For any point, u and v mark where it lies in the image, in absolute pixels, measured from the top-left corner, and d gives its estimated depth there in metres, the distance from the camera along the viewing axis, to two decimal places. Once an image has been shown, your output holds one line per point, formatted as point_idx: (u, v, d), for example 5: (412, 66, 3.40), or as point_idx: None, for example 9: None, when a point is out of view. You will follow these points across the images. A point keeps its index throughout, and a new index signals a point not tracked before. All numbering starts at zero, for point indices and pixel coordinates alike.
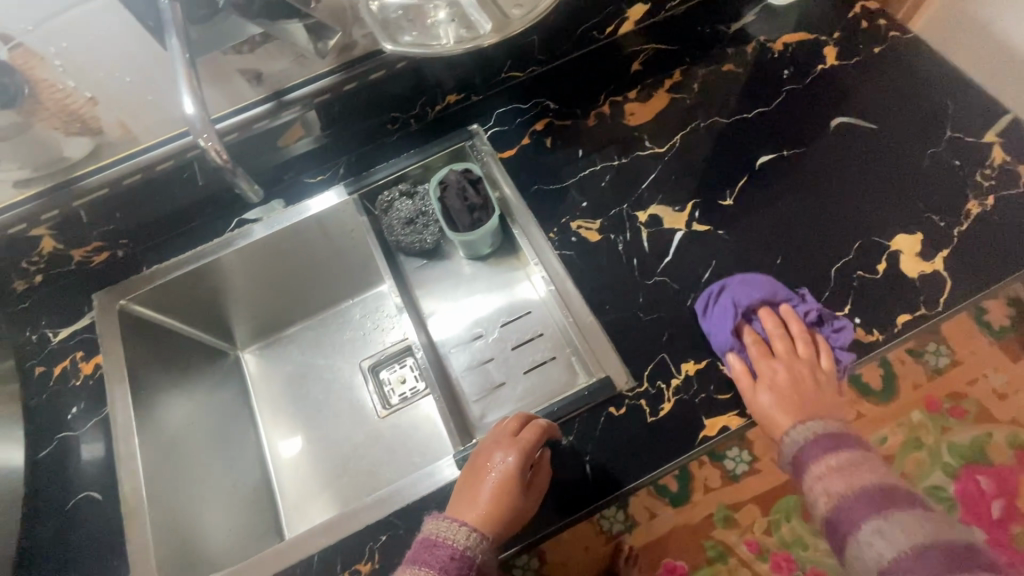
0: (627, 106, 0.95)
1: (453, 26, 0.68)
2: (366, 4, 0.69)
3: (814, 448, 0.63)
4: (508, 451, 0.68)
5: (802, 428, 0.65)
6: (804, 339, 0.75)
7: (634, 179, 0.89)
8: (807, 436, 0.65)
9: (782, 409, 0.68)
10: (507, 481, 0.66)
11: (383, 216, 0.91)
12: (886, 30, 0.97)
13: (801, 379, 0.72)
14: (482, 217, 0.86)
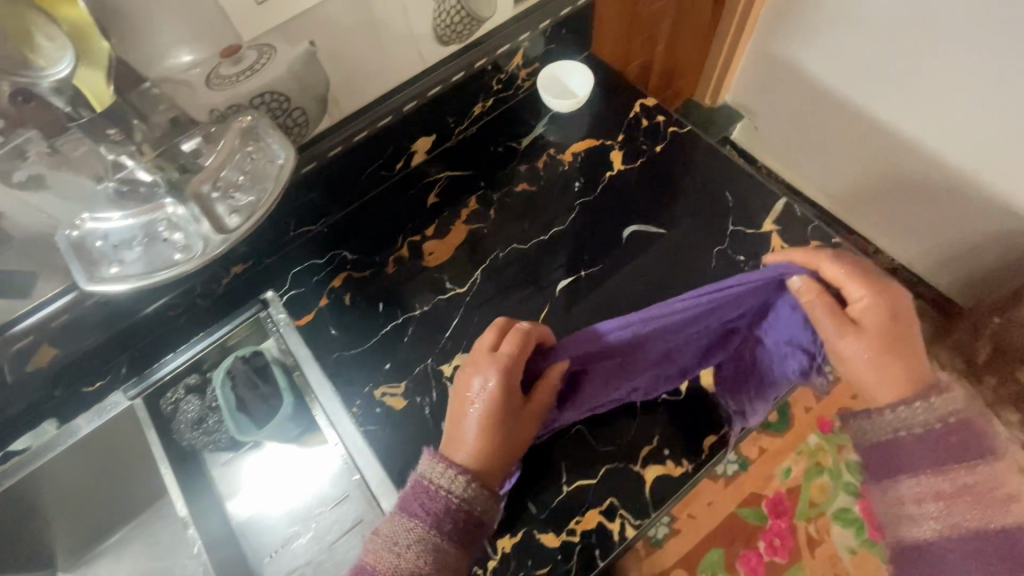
0: (425, 246, 0.92)
1: (165, 246, 0.62)
2: (64, 235, 0.63)
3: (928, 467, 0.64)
4: (487, 371, 0.65)
5: (904, 410, 0.64)
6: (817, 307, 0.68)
7: (438, 326, 0.85)
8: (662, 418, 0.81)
9: (870, 358, 0.64)
10: (494, 406, 0.65)
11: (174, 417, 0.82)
12: (667, 126, 0.99)
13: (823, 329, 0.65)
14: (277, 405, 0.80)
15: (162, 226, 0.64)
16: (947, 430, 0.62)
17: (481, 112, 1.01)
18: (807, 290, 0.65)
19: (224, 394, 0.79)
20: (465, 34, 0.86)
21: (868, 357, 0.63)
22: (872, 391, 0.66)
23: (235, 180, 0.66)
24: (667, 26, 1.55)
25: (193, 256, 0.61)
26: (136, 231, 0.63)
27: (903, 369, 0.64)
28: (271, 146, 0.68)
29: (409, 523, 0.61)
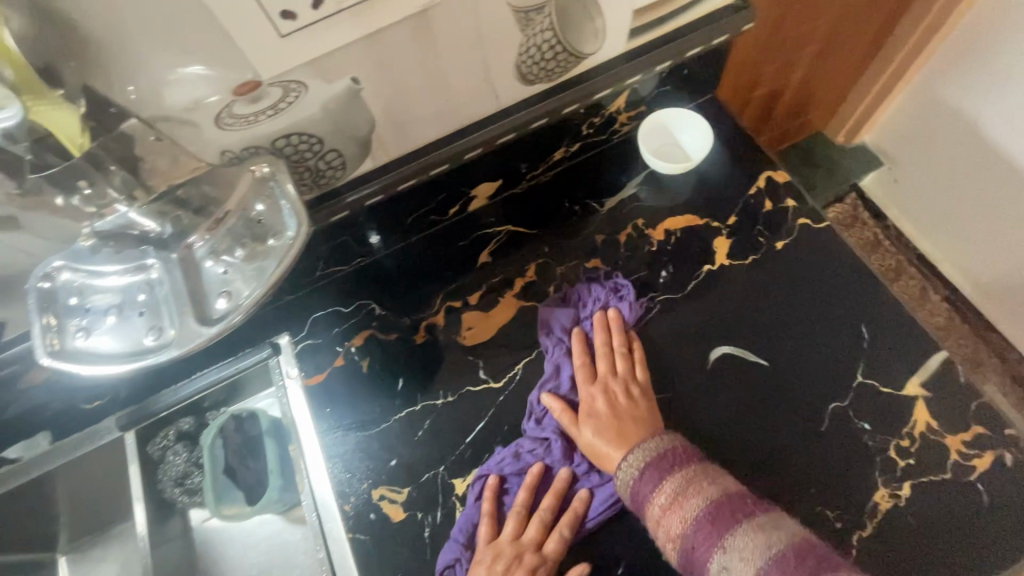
0: (464, 316, 0.77)
1: (139, 322, 0.51)
2: (31, 283, 0.52)
3: (646, 480, 0.59)
4: (507, 550, 0.63)
5: (636, 458, 0.61)
6: (622, 353, 0.71)
7: (460, 428, 0.71)
8: (637, 464, 0.60)
9: (609, 440, 0.65)
10: None
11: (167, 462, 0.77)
12: (795, 215, 0.77)
13: (618, 401, 0.67)
14: (262, 484, 0.73)
15: (142, 297, 0.52)
16: (657, 464, 0.59)
17: (562, 157, 0.83)
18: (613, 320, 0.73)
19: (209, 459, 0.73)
20: (556, 72, 0.67)
21: (596, 439, 0.65)
22: (609, 459, 0.64)
23: (234, 248, 0.53)
24: (823, 46, 1.13)
25: (162, 347, 0.49)
26: (114, 295, 0.53)
27: (620, 427, 0.65)
28: (283, 211, 0.54)
29: None
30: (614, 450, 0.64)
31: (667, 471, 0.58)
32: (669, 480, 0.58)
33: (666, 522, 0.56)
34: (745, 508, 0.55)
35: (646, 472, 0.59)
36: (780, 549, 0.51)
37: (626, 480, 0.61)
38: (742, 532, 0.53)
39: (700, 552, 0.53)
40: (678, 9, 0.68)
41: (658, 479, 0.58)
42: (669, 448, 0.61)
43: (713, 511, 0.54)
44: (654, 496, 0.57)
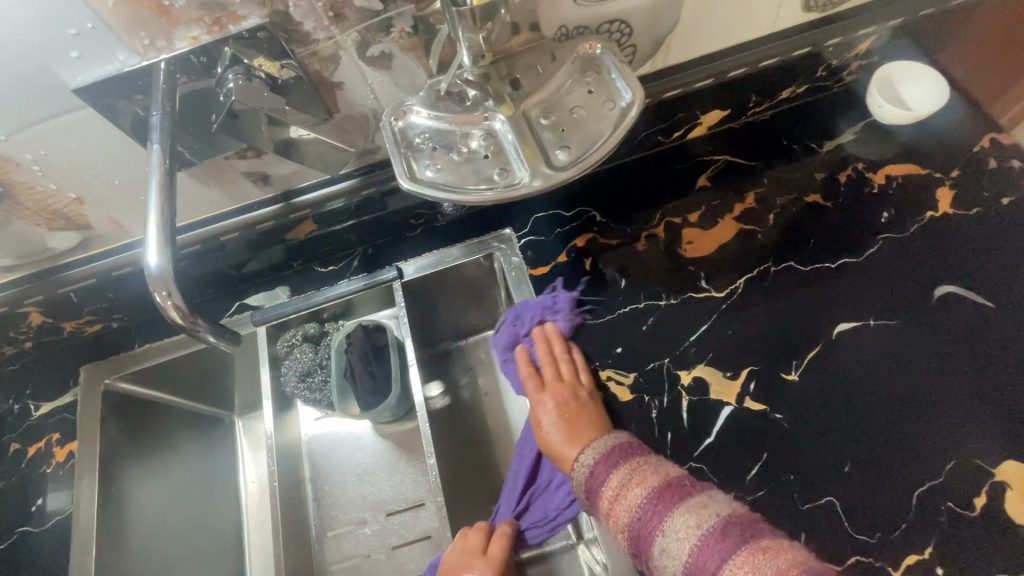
0: (682, 231, 0.82)
1: (485, 163, 0.57)
2: (390, 120, 0.59)
3: (599, 470, 0.60)
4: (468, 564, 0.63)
5: (586, 457, 0.63)
6: (567, 359, 0.75)
7: (684, 327, 0.76)
8: (589, 459, 0.62)
9: (564, 443, 0.67)
10: None
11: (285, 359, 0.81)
12: (1021, 175, 0.79)
13: (568, 408, 0.70)
14: (379, 394, 0.76)
15: (483, 143, 0.58)
16: (607, 456, 0.61)
17: (786, 98, 0.86)
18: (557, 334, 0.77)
19: (337, 361, 0.78)
20: (832, 3, 0.71)
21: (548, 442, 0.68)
22: (564, 460, 0.66)
23: (570, 111, 0.59)
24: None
25: (514, 183, 0.55)
26: (457, 139, 0.59)
27: (568, 428, 0.68)
28: (614, 83, 0.59)
29: None
30: (568, 444, 0.67)
31: (616, 462, 0.60)
32: (616, 469, 0.59)
33: (618, 509, 0.56)
34: (681, 490, 0.55)
35: (599, 467, 0.60)
36: (707, 526, 0.51)
37: (581, 477, 0.62)
38: (677, 515, 0.52)
39: (647, 536, 0.53)
40: None
41: (610, 466, 0.60)
42: (618, 443, 0.62)
43: (653, 493, 0.55)
44: (606, 486, 0.58)
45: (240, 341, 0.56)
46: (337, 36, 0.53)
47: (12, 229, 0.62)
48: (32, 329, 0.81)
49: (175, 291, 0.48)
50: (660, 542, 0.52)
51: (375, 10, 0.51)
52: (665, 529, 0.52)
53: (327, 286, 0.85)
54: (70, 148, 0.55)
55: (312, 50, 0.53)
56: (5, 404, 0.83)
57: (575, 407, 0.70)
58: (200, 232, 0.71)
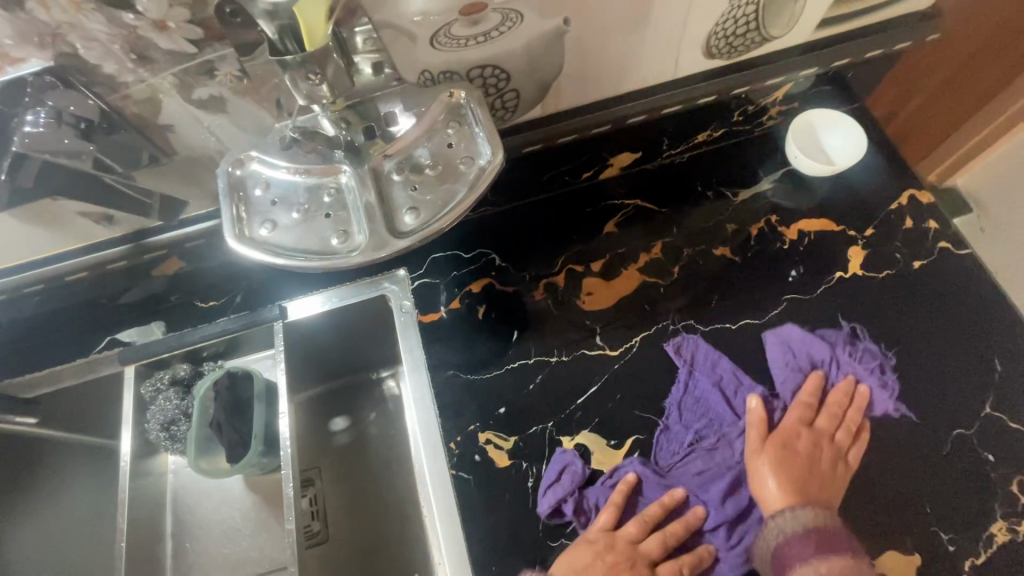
0: (584, 281, 0.77)
1: (326, 222, 0.52)
2: (226, 169, 0.53)
3: (803, 542, 0.59)
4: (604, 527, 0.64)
5: (788, 515, 0.61)
6: (831, 408, 0.68)
7: (573, 387, 0.71)
8: (796, 525, 0.60)
9: (778, 488, 0.64)
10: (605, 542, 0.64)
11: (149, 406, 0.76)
12: (938, 237, 0.76)
13: (817, 461, 0.65)
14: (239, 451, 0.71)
15: (328, 199, 0.53)
16: (809, 533, 0.59)
17: (702, 141, 0.82)
18: (840, 391, 0.70)
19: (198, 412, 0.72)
20: (738, 50, 0.66)
21: (777, 494, 0.63)
22: (765, 503, 0.64)
23: (425, 166, 0.53)
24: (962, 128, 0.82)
25: (351, 249, 0.50)
26: (299, 192, 0.53)
27: (792, 476, 0.64)
28: (476, 137, 0.54)
29: None
30: (780, 493, 0.63)
31: (825, 546, 0.58)
32: (827, 558, 0.58)
33: None
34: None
35: (800, 539, 0.59)
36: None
37: (780, 528, 0.61)
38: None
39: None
40: (871, 6, 0.66)
41: (814, 547, 0.58)
42: (828, 524, 0.60)
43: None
44: (807, 564, 0.58)
45: None
46: (148, 79, 0.47)
47: None
48: None
49: None
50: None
51: (187, 53, 0.46)
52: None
53: (204, 323, 0.80)
54: None
55: (124, 93, 0.48)
56: None
57: (799, 451, 0.66)
58: (42, 272, 0.64)
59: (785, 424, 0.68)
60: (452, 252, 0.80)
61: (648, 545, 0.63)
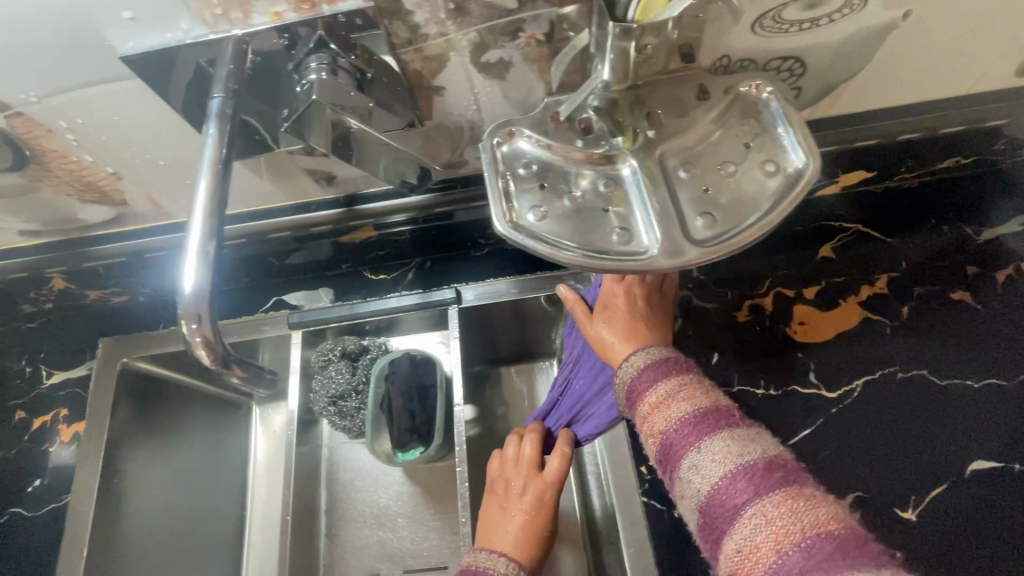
0: (796, 308, 0.69)
1: (603, 216, 0.46)
2: (492, 144, 0.48)
3: (642, 376, 0.50)
4: (500, 479, 0.62)
5: (640, 358, 0.52)
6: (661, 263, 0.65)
7: (783, 426, 0.64)
8: (641, 363, 0.51)
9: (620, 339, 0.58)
10: (501, 477, 0.62)
11: (317, 375, 0.73)
12: None
13: (639, 305, 0.61)
14: (418, 437, 0.68)
15: (604, 188, 0.47)
16: (660, 361, 0.50)
17: (945, 167, 0.67)
18: None
19: (377, 393, 0.70)
20: None
21: (619, 343, 0.58)
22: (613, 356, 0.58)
23: (717, 168, 0.46)
24: None
25: (640, 251, 0.44)
26: (570, 178, 0.48)
27: (633, 327, 0.59)
28: (782, 140, 0.46)
29: None
30: (622, 345, 0.57)
31: (666, 372, 0.49)
32: (666, 384, 0.48)
33: (650, 421, 0.47)
34: (727, 419, 0.44)
35: (646, 372, 0.50)
36: (750, 458, 0.41)
37: (625, 378, 0.52)
38: (718, 437, 0.43)
39: (670, 455, 0.44)
40: None
41: (661, 375, 0.49)
42: (667, 355, 0.51)
43: (688, 418, 0.45)
44: (647, 395, 0.48)
45: (276, 387, 0.47)
46: (451, 33, 0.41)
47: (38, 195, 0.54)
48: (53, 294, 0.73)
49: (210, 325, 0.38)
50: (689, 462, 0.43)
51: (506, 7, 0.40)
52: (696, 452, 0.43)
53: (373, 297, 0.76)
54: (110, 119, 0.45)
55: (418, 47, 0.42)
56: (17, 364, 0.77)
57: (638, 289, 0.62)
58: (249, 226, 0.61)
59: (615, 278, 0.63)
60: None
61: (512, 450, 0.64)
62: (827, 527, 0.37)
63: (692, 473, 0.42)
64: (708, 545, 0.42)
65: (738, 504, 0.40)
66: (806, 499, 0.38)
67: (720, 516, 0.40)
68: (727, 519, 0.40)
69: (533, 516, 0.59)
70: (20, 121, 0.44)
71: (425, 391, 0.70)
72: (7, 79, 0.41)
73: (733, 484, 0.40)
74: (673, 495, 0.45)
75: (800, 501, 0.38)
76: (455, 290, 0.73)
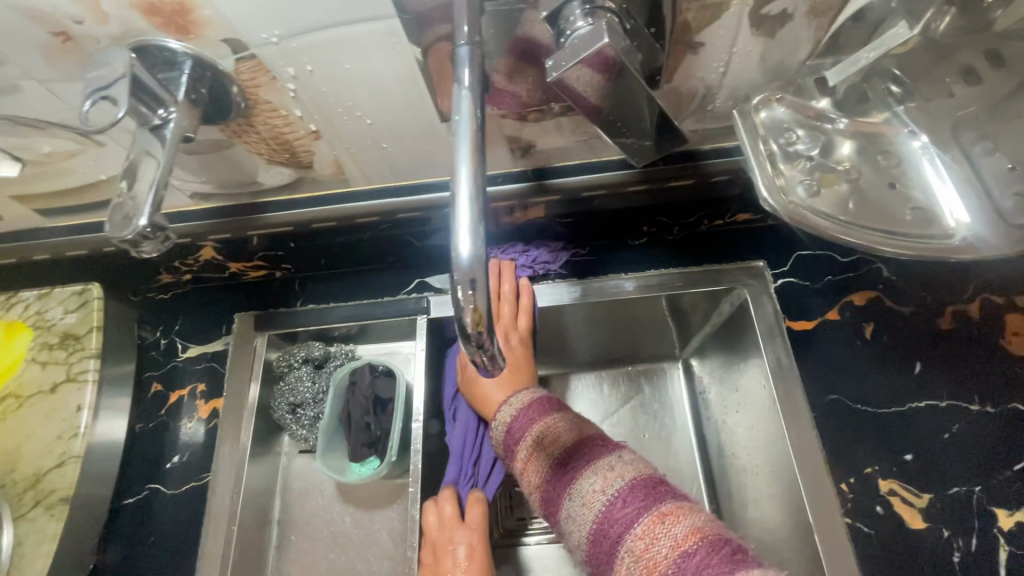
0: (1009, 317, 0.62)
1: (882, 191, 0.42)
2: (751, 112, 0.45)
3: (521, 420, 0.53)
4: (430, 551, 0.57)
5: (514, 406, 0.55)
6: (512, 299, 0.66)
7: (1005, 450, 0.56)
8: (514, 408, 0.55)
9: (503, 389, 0.61)
10: (434, 544, 0.57)
11: (280, 387, 0.72)
12: None
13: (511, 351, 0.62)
14: (374, 449, 0.66)
15: (881, 160, 0.43)
16: (531, 405, 0.54)
17: None
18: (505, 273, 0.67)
19: (332, 408, 0.68)
20: None
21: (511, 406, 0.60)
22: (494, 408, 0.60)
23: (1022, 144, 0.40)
24: None
25: (944, 234, 0.39)
26: (838, 148, 0.44)
27: (518, 382, 0.61)
28: None
29: None
30: (499, 395, 0.61)
31: (539, 415, 0.52)
32: (535, 428, 0.51)
33: (530, 469, 0.50)
34: (596, 449, 0.48)
35: (520, 416, 0.53)
36: (621, 484, 0.45)
37: (503, 423, 0.55)
38: (590, 472, 0.46)
39: (554, 496, 0.47)
40: None
41: (533, 418, 0.52)
42: (540, 397, 0.55)
43: (560, 454, 0.49)
44: (522, 441, 0.52)
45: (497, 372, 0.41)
46: None
47: (231, 153, 0.51)
48: (197, 264, 0.70)
49: (483, 294, 0.34)
50: (568, 505, 0.46)
51: None
52: (574, 490, 0.46)
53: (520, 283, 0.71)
54: (339, 67, 0.42)
55: None
56: (152, 336, 0.75)
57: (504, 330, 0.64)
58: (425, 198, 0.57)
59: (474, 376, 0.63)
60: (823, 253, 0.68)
61: (432, 519, 0.59)
62: (689, 544, 0.40)
63: (575, 509, 0.45)
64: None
65: (619, 534, 0.42)
66: (672, 519, 0.42)
67: (605, 544, 0.43)
68: (612, 547, 0.43)
69: (474, 561, 0.56)
70: (249, 66, 0.41)
71: (385, 405, 0.67)
72: (256, 16, 0.37)
73: (613, 511, 0.43)
74: (560, 534, 0.47)
75: (663, 515, 0.42)
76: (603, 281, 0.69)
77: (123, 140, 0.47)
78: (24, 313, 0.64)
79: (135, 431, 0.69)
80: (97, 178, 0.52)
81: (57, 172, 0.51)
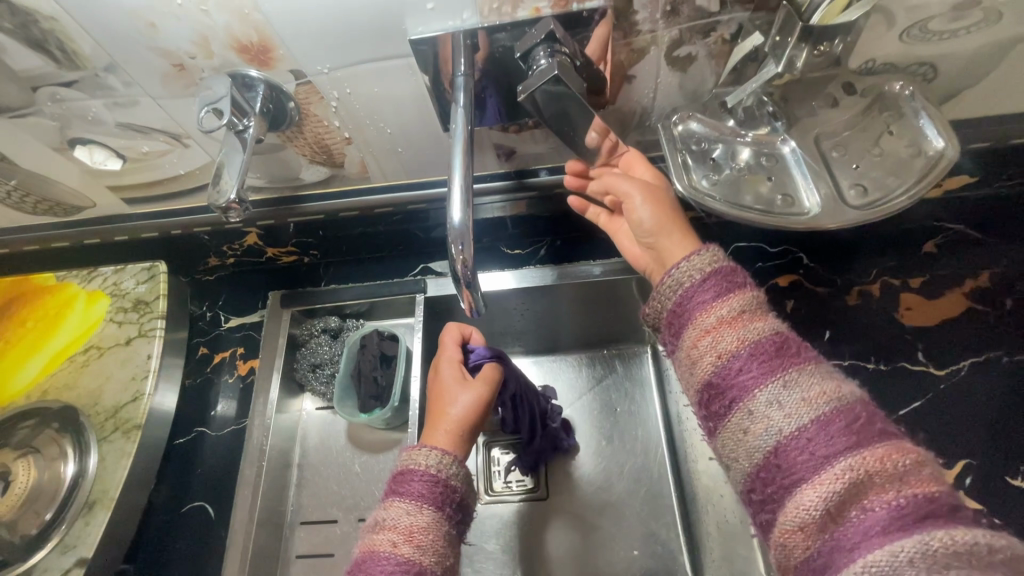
0: (902, 295, 0.76)
1: (768, 183, 0.57)
2: (670, 126, 0.59)
3: (701, 289, 0.50)
4: (438, 390, 0.68)
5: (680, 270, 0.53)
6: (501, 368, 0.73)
7: (894, 398, 0.70)
8: (692, 272, 0.52)
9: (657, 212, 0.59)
10: (439, 379, 0.69)
11: (303, 351, 0.85)
12: None
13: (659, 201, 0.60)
14: (379, 400, 0.79)
15: (767, 163, 0.58)
16: (715, 274, 0.51)
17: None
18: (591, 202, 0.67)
19: (345, 363, 0.81)
20: None
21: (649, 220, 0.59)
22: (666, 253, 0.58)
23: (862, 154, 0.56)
24: None
25: (803, 212, 0.54)
26: (735, 153, 0.59)
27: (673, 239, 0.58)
28: (921, 130, 0.55)
29: (401, 506, 0.54)
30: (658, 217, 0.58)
31: (728, 287, 0.50)
32: (725, 302, 0.49)
33: (715, 336, 0.48)
34: (795, 358, 0.45)
35: (705, 281, 0.51)
36: (832, 406, 0.42)
37: (679, 281, 0.52)
38: (793, 378, 0.44)
39: (730, 388, 0.46)
40: None
41: (715, 290, 0.50)
42: (721, 267, 0.51)
43: (753, 350, 0.46)
44: (707, 310, 0.49)
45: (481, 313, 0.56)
46: (659, 30, 0.52)
47: (283, 153, 0.66)
48: (240, 249, 0.85)
49: (469, 248, 0.49)
50: (763, 397, 0.44)
51: (710, 11, 0.50)
52: (774, 389, 0.44)
53: (506, 268, 0.86)
54: (370, 90, 0.57)
55: (630, 41, 0.53)
56: (200, 309, 0.89)
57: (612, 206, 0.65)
58: (430, 192, 0.73)
59: (619, 194, 0.60)
60: (754, 245, 0.83)
61: (443, 357, 0.71)
62: (919, 488, 0.37)
63: (765, 413, 0.44)
64: (767, 492, 0.43)
65: (825, 452, 0.40)
66: (896, 458, 0.39)
67: (795, 462, 0.41)
68: (807, 468, 0.40)
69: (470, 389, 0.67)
70: (305, 89, 0.56)
71: (389, 362, 0.81)
72: (315, 55, 0.53)
73: (813, 431, 0.41)
74: (729, 436, 0.46)
75: (892, 456, 0.39)
76: (577, 266, 0.84)
77: (205, 142, 0.62)
78: (102, 283, 0.79)
79: (184, 385, 0.83)
80: (178, 172, 0.67)
81: (149, 166, 0.66)
